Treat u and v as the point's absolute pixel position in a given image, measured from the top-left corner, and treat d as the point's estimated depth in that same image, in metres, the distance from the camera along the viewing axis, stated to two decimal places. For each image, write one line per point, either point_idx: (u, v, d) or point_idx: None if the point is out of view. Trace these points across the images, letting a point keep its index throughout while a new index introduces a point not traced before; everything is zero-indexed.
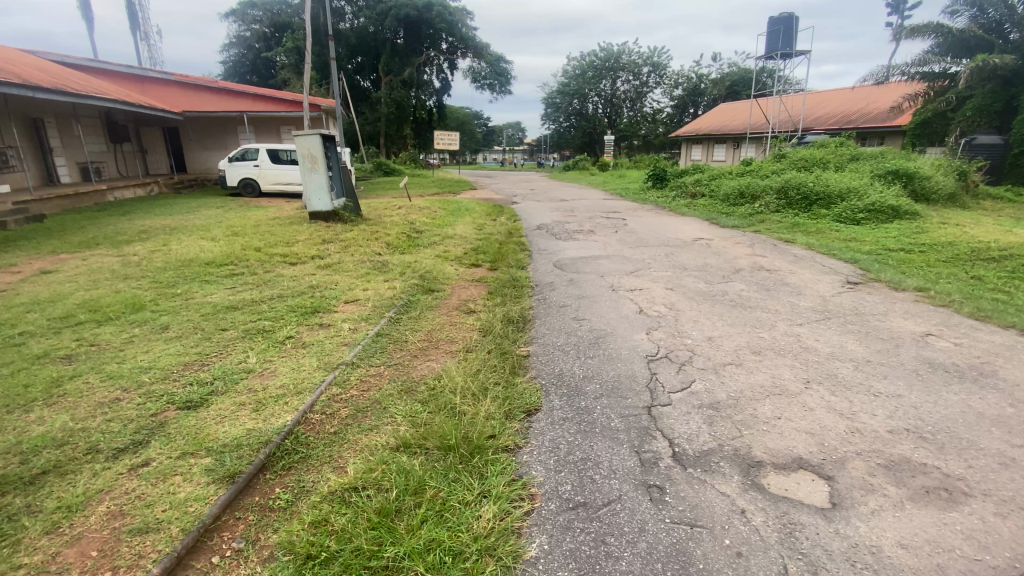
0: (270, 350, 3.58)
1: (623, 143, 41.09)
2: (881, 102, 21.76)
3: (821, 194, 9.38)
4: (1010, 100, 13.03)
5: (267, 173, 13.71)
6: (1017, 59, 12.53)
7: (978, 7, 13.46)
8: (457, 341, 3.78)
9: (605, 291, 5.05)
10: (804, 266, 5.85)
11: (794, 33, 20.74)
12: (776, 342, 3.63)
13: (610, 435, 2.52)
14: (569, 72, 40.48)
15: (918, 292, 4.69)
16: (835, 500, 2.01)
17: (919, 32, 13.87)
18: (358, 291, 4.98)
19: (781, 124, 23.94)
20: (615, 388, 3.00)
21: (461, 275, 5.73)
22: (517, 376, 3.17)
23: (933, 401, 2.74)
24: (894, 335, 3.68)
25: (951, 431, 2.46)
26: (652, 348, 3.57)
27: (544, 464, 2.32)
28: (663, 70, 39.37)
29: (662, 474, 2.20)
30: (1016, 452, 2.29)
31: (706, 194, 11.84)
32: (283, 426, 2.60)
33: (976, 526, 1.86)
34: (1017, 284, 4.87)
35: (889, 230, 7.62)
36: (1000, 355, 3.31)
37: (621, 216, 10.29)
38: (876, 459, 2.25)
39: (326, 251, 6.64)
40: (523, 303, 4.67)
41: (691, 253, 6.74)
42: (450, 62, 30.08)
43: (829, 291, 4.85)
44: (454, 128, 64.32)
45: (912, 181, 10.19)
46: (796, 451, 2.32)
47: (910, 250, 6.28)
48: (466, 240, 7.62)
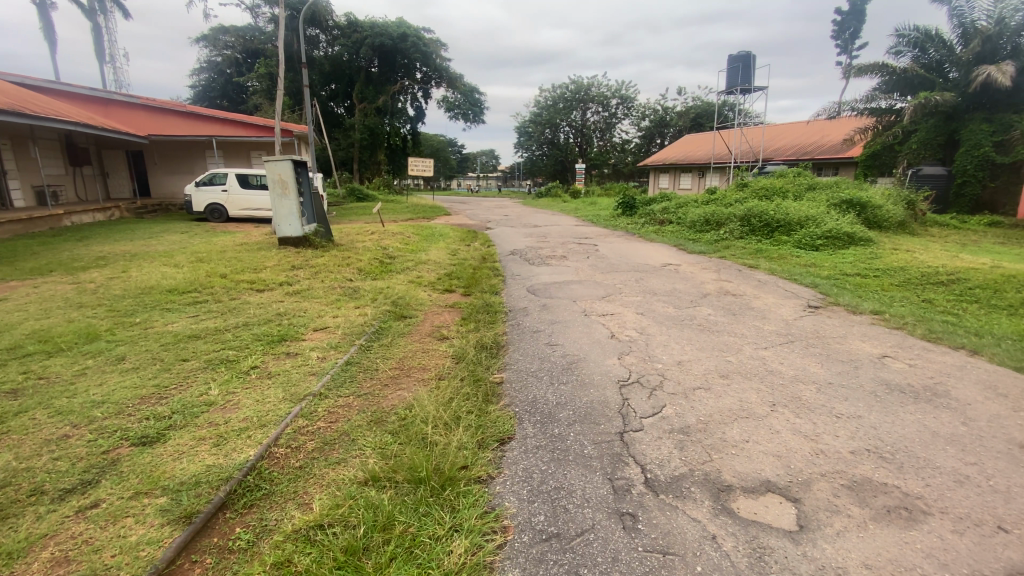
0: (233, 381, 3.45)
1: (594, 171, 42.14)
2: (834, 135, 23.09)
3: (781, 222, 9.79)
4: (952, 134, 13.94)
5: (235, 199, 13.49)
6: (956, 97, 13.54)
7: (920, 48, 14.63)
8: (430, 367, 3.74)
9: (577, 316, 5.11)
10: (767, 290, 6.06)
11: (753, 69, 21.91)
12: (742, 365, 3.72)
13: (583, 462, 2.51)
14: (540, 102, 41.50)
15: (874, 314, 4.92)
16: (802, 522, 2.04)
17: (866, 71, 14.90)
18: (327, 318, 4.89)
19: (743, 154, 25.09)
20: (588, 414, 3.01)
21: (434, 300, 5.71)
22: (490, 404, 3.13)
23: (890, 421, 2.85)
24: (853, 357, 3.83)
25: (908, 450, 2.55)
26: (623, 373, 3.60)
27: (517, 495, 2.29)
28: (630, 103, 41.02)
29: (634, 501, 2.19)
30: (969, 469, 2.39)
31: (674, 222, 12.19)
32: (246, 461, 2.50)
33: (936, 544, 1.91)
34: (964, 307, 5.16)
35: (846, 255, 7.95)
36: (951, 376, 3.48)
37: (593, 242, 10.50)
38: (840, 480, 2.30)
39: (295, 278, 6.52)
40: (497, 329, 4.67)
41: (661, 278, 6.90)
42: (424, 91, 30.47)
43: (791, 314, 5.03)
44: (428, 155, 65.18)
45: (865, 210, 10.78)
46: (764, 474, 2.36)
47: (866, 275, 6.59)
48: (440, 266, 7.62)
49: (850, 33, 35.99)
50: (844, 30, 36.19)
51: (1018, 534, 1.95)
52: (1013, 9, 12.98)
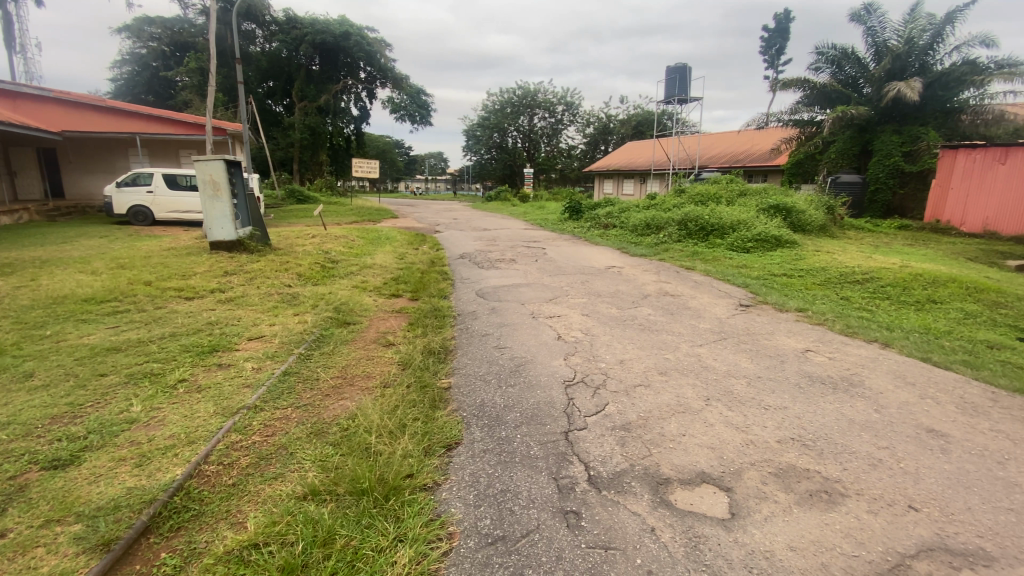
0: (159, 396, 3.21)
1: (542, 175, 42.71)
2: (762, 144, 24.63)
3: (715, 225, 10.32)
4: (865, 145, 15.24)
5: (162, 201, 12.62)
6: (869, 110, 14.80)
7: (836, 65, 15.91)
8: (375, 375, 3.64)
9: (525, 318, 5.15)
10: (703, 290, 6.38)
11: (689, 81, 23.02)
12: (680, 362, 3.89)
13: (528, 463, 2.52)
14: (488, 106, 41.54)
15: (799, 312, 5.27)
16: (733, 510, 2.15)
17: (790, 85, 16.00)
18: (263, 326, 4.67)
19: (680, 161, 26.30)
20: (534, 415, 3.04)
21: (380, 305, 5.58)
22: (437, 410, 3.09)
23: (813, 411, 3.06)
24: (780, 352, 4.10)
25: (828, 438, 2.75)
26: (569, 373, 3.67)
27: (463, 500, 2.27)
28: (575, 109, 41.97)
29: (578, 498, 2.23)
30: (881, 453, 2.61)
31: (618, 225, 12.59)
32: (172, 481, 2.33)
33: (853, 524, 2.07)
34: (876, 303, 5.64)
35: (774, 257, 8.48)
36: (864, 367, 3.79)
37: (541, 245, 10.66)
38: (767, 468, 2.45)
39: (228, 284, 6.17)
40: (445, 334, 4.61)
41: (605, 280, 7.09)
42: (368, 91, 29.72)
43: (725, 313, 5.32)
44: (373, 157, 63.74)
45: (790, 215, 11.58)
46: (699, 466, 2.47)
47: (791, 275, 7.07)
48: (386, 270, 7.46)
49: (776, 49, 38.58)
50: (771, 46, 38.75)
51: (925, 512, 2.15)
52: (921, 30, 14.38)
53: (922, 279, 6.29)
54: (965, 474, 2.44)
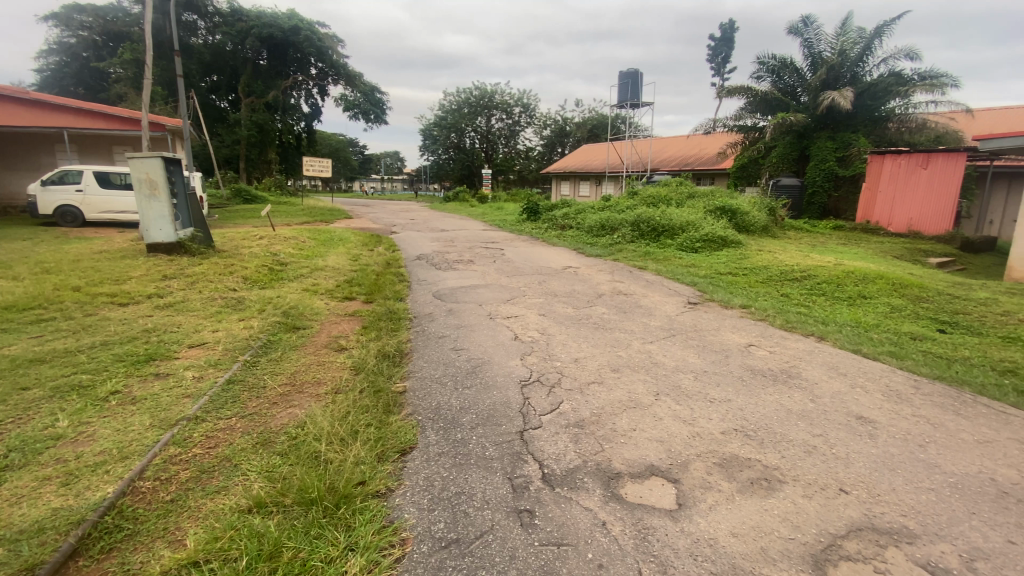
0: (88, 410, 2.99)
1: (500, 176, 42.78)
2: (710, 148, 25.67)
3: (666, 226, 10.67)
4: (802, 150, 16.18)
5: (94, 200, 11.79)
6: (807, 118, 15.72)
7: (777, 74, 16.79)
8: (326, 382, 3.53)
9: (482, 319, 5.14)
10: (654, 289, 6.59)
11: (641, 86, 23.68)
12: (631, 359, 4.00)
13: (484, 465, 2.52)
14: (444, 106, 41.15)
15: (743, 308, 5.52)
16: (680, 501, 2.22)
17: (735, 93, 16.73)
18: (206, 333, 4.45)
19: (633, 165, 27.04)
20: (490, 416, 3.03)
21: (331, 309, 5.44)
22: (391, 415, 3.02)
23: (754, 402, 3.22)
24: (725, 347, 4.28)
25: (768, 427, 2.90)
26: (525, 373, 3.69)
27: (417, 505, 2.23)
28: (532, 111, 42.31)
29: (532, 497, 2.25)
30: (815, 440, 2.77)
31: (574, 226, 12.79)
32: (103, 499, 2.19)
33: (790, 508, 2.19)
34: (813, 300, 5.99)
35: (721, 256, 8.85)
36: (802, 359, 4.02)
37: (499, 246, 10.66)
38: (712, 459, 2.55)
39: (167, 289, 5.84)
40: (400, 337, 4.54)
41: (561, 280, 7.20)
42: (320, 88, 28.81)
43: (674, 310, 5.51)
44: (326, 155, 61.94)
45: (735, 216, 12.12)
46: (649, 459, 2.54)
47: (736, 273, 7.40)
48: (338, 272, 7.27)
49: (722, 58, 40.26)
50: (717, 55, 40.42)
51: (854, 494, 2.30)
52: (852, 43, 15.33)
53: (854, 276, 6.72)
54: (890, 457, 2.63)
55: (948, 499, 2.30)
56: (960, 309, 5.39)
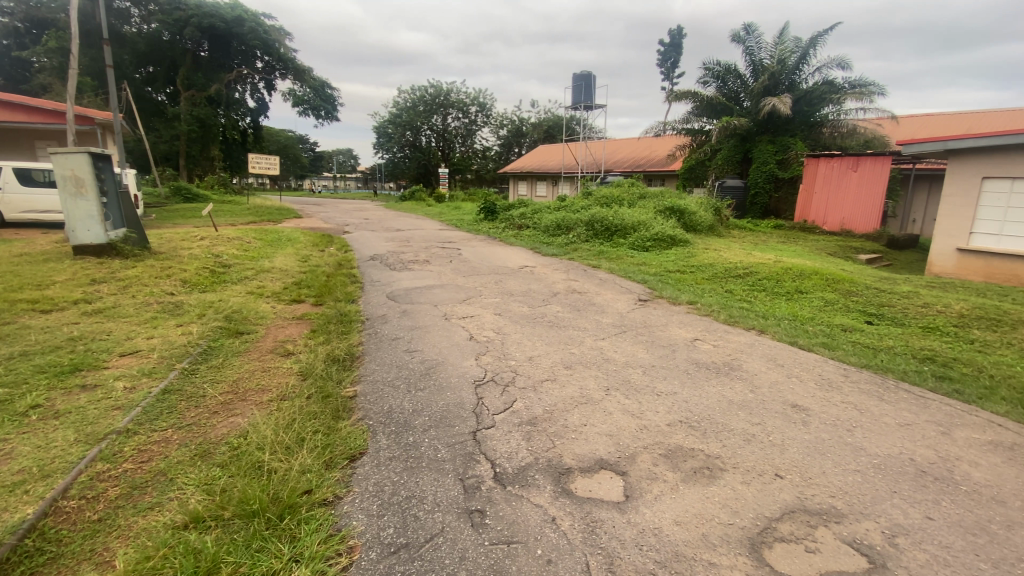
0: (3, 427, 2.75)
1: (457, 175, 42.48)
2: (660, 150, 26.51)
3: (619, 226, 10.92)
4: (745, 153, 16.97)
5: (12, 199, 10.86)
6: (749, 122, 16.49)
7: (721, 80, 17.53)
8: (271, 389, 3.39)
9: (437, 320, 5.09)
10: (607, 287, 6.73)
11: (594, 88, 24.12)
12: (584, 355, 4.07)
13: (435, 467, 2.50)
14: (399, 104, 40.40)
15: (689, 304, 5.74)
16: (628, 492, 2.29)
17: (683, 97, 17.31)
18: (139, 340, 4.18)
19: (588, 165, 27.57)
20: (443, 418, 3.01)
21: (278, 312, 5.25)
22: (340, 421, 2.95)
23: (697, 394, 3.36)
24: (672, 342, 4.43)
25: (711, 418, 3.03)
26: (479, 373, 3.68)
27: (366, 511, 2.19)
28: (488, 111, 42.28)
29: (483, 497, 2.25)
30: (753, 428, 2.92)
31: (531, 226, 12.88)
32: (19, 522, 2.02)
33: (729, 495, 2.29)
34: (754, 295, 6.30)
35: (670, 255, 9.14)
36: (743, 352, 4.22)
37: (455, 246, 10.60)
38: (658, 450, 2.64)
39: (97, 294, 5.45)
40: (351, 340, 4.43)
41: (517, 279, 7.24)
42: (266, 82, 27.61)
43: (626, 307, 5.66)
44: (274, 152, 59.55)
45: (683, 216, 12.56)
46: (598, 453, 2.60)
47: (684, 271, 7.67)
48: (286, 274, 7.02)
49: (671, 63, 41.65)
50: (667, 60, 41.75)
51: (788, 479, 2.44)
52: (790, 51, 16.25)
53: (792, 272, 7.11)
54: (821, 442, 2.81)
55: (871, 479, 2.48)
56: (886, 301, 5.79)
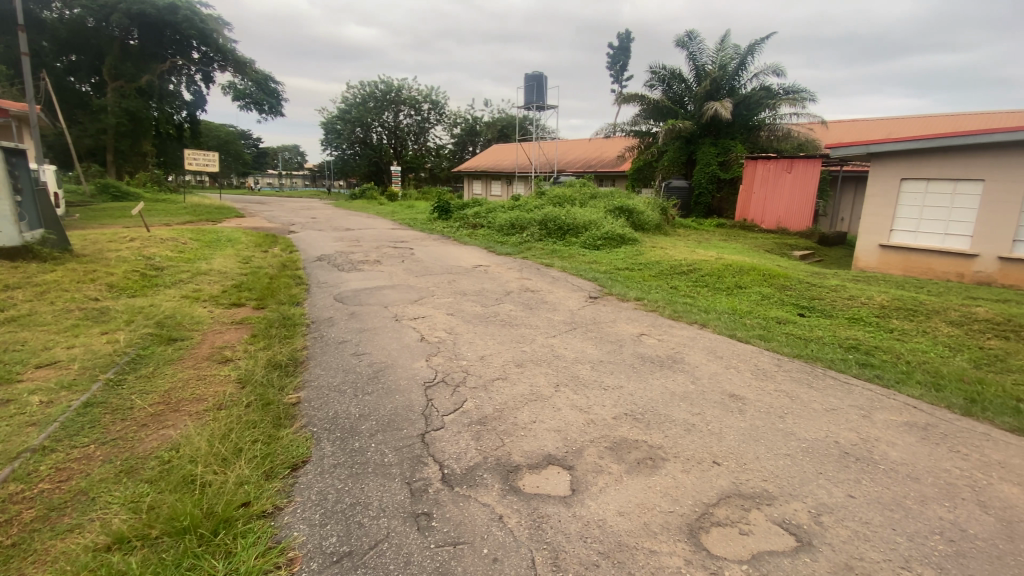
0: None
1: (410, 173, 41.80)
2: (610, 151, 27.11)
3: (571, 225, 11.09)
4: (689, 155, 17.66)
5: None
6: (693, 125, 17.15)
7: (666, 84, 18.13)
8: (208, 398, 3.22)
9: (387, 321, 5.00)
10: (559, 285, 6.82)
11: (546, 88, 24.37)
12: (534, 353, 4.11)
13: (382, 472, 2.45)
14: (348, 99, 39.20)
15: (637, 301, 5.92)
16: (574, 486, 2.34)
17: (631, 99, 17.79)
18: (58, 350, 3.86)
19: (541, 165, 27.83)
20: (391, 421, 2.96)
21: (216, 316, 4.99)
22: (282, 429, 2.84)
23: (642, 386, 3.47)
24: (620, 337, 4.56)
25: (654, 409, 3.13)
26: (429, 374, 3.65)
27: (308, 521, 2.12)
28: (441, 108, 41.84)
29: (430, 500, 2.23)
30: (694, 418, 3.05)
31: (485, 225, 12.88)
32: None
33: (670, 483, 2.39)
34: (698, 291, 6.57)
35: (619, 253, 9.37)
36: (686, 345, 4.40)
37: (408, 245, 10.44)
38: (604, 443, 2.71)
39: (8, 300, 4.99)
40: (294, 344, 4.27)
41: (470, 278, 7.20)
42: (204, 74, 26.10)
43: (577, 305, 5.76)
44: (214, 147, 56.45)
45: (632, 215, 12.92)
46: (546, 449, 2.64)
47: (633, 269, 7.89)
48: (225, 276, 6.68)
49: (621, 66, 42.67)
50: (616, 62, 42.74)
51: (725, 465, 2.56)
52: (730, 58, 17.00)
53: (732, 268, 7.45)
54: (755, 428, 2.97)
55: (800, 462, 2.64)
56: (816, 294, 6.19)
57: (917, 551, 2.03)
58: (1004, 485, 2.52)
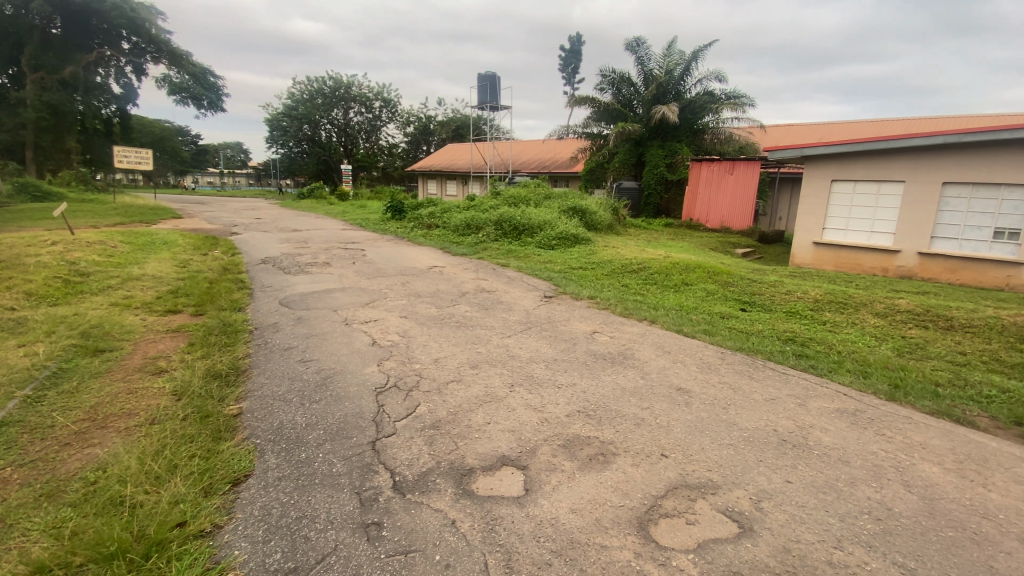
0: None
1: (362, 172, 40.88)
2: (563, 151, 27.51)
3: (525, 225, 11.15)
4: (639, 157, 18.18)
5: None
6: (641, 128, 17.67)
7: (616, 88, 18.56)
8: (140, 412, 3.01)
9: (337, 326, 4.85)
10: (515, 285, 6.85)
11: (499, 89, 24.42)
12: (490, 354, 4.11)
13: (330, 482, 2.38)
14: (293, 95, 37.54)
15: (590, 299, 6.02)
16: (527, 486, 2.35)
17: (582, 102, 18.11)
18: None
19: (496, 165, 27.93)
20: (340, 430, 2.87)
21: (150, 325, 4.68)
22: (222, 442, 2.70)
23: (594, 383, 3.54)
24: (573, 336, 4.62)
25: (607, 405, 3.20)
26: (381, 379, 3.56)
27: (250, 538, 2.02)
28: (393, 107, 41.16)
29: (380, 509, 2.18)
30: (644, 412, 3.14)
31: (440, 225, 12.77)
32: None
33: (621, 478, 2.44)
34: (648, 289, 6.76)
35: (573, 253, 9.51)
36: (636, 341, 4.52)
37: (360, 247, 10.19)
38: (558, 441, 2.73)
39: None
40: (236, 352, 4.07)
41: (425, 280, 7.10)
42: (135, 66, 24.46)
43: (532, 304, 5.80)
44: (148, 144, 53.06)
45: (585, 215, 13.15)
46: (500, 450, 2.63)
47: (586, 268, 8.03)
48: (161, 281, 6.29)
49: (572, 69, 43.45)
50: (568, 65, 43.48)
51: (673, 457, 2.65)
52: (676, 64, 17.61)
53: (679, 266, 7.71)
54: (700, 420, 3.09)
55: (742, 450, 2.77)
56: (756, 290, 6.51)
57: (849, 531, 2.17)
58: (924, 465, 2.74)
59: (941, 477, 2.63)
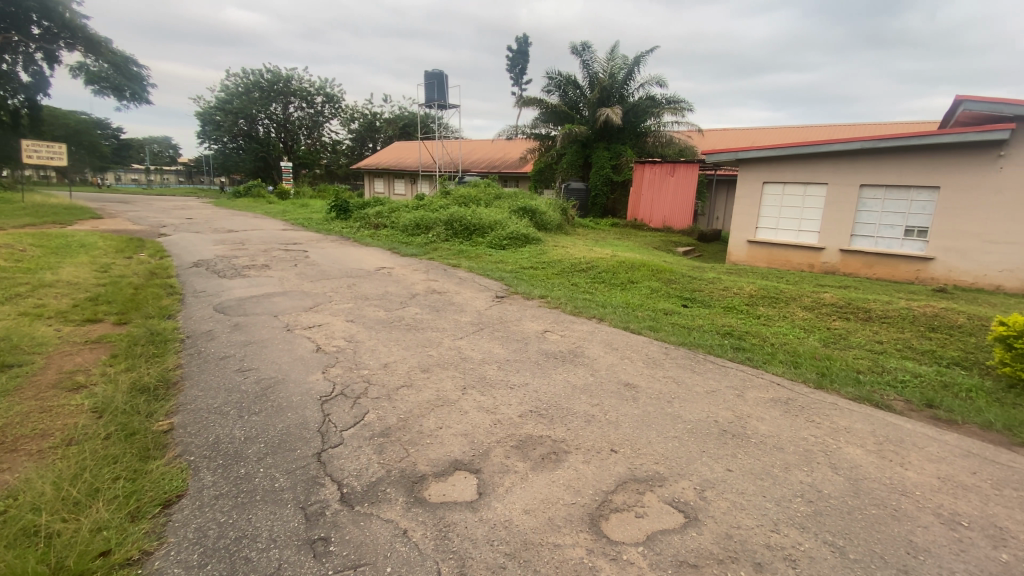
0: None
1: (304, 170, 39.62)
2: (512, 152, 27.60)
3: (476, 225, 11.10)
4: (586, 158, 18.59)
5: None
6: (587, 130, 18.07)
7: (562, 90, 18.91)
8: (53, 433, 2.74)
9: (278, 332, 4.62)
10: (466, 286, 6.79)
11: (446, 87, 24.18)
12: (441, 356, 4.05)
13: (272, 498, 2.26)
14: (228, 88, 35.74)
15: (541, 298, 6.08)
16: (480, 489, 2.33)
17: (530, 103, 18.27)
18: None
19: (444, 164, 27.68)
20: (282, 442, 2.73)
21: (66, 336, 4.28)
22: (151, 461, 2.51)
23: (546, 382, 3.57)
24: (525, 336, 4.64)
25: (558, 404, 3.24)
26: (326, 388, 3.43)
27: (184, 563, 1.89)
28: (337, 103, 39.83)
29: (328, 523, 2.10)
30: (595, 410, 3.20)
31: (388, 225, 12.49)
32: None
33: (572, 475, 2.48)
34: (597, 287, 6.91)
35: (524, 253, 9.56)
36: (586, 340, 4.60)
37: (302, 248, 9.77)
38: (511, 443, 2.74)
39: None
40: (165, 363, 3.79)
41: (373, 282, 6.91)
42: (44, 53, 22.22)
43: (483, 305, 5.78)
44: (61, 136, 48.52)
45: (535, 215, 13.24)
46: (453, 455, 2.60)
47: (536, 267, 8.11)
48: (78, 288, 5.75)
49: (520, 69, 43.71)
50: (516, 66, 43.69)
51: (622, 452, 2.72)
52: (619, 68, 18.11)
53: (625, 265, 7.93)
54: (647, 414, 3.19)
55: (686, 442, 2.89)
56: (697, 287, 6.79)
57: (784, 514, 2.30)
58: (849, 447, 2.96)
59: (864, 458, 2.85)
